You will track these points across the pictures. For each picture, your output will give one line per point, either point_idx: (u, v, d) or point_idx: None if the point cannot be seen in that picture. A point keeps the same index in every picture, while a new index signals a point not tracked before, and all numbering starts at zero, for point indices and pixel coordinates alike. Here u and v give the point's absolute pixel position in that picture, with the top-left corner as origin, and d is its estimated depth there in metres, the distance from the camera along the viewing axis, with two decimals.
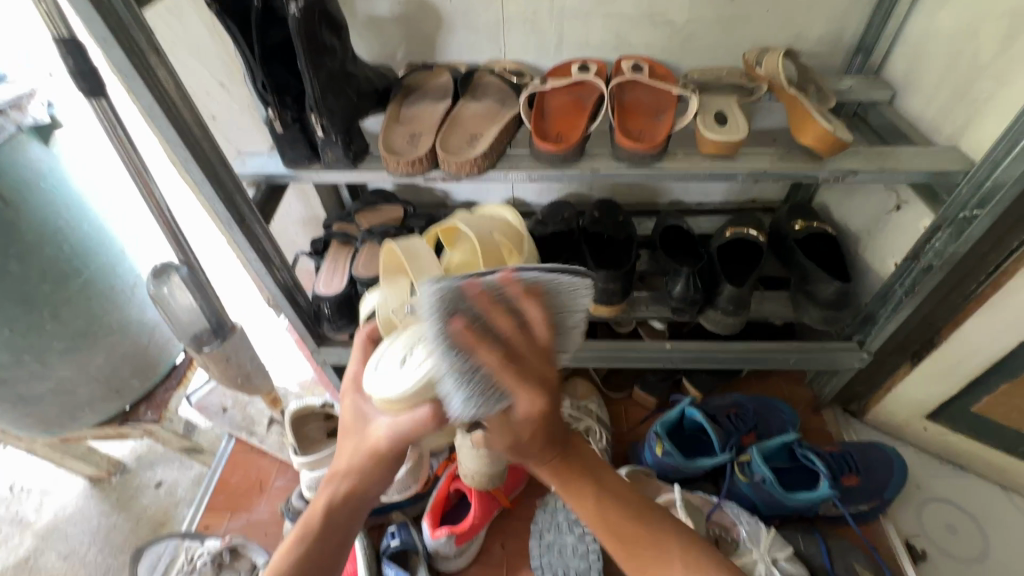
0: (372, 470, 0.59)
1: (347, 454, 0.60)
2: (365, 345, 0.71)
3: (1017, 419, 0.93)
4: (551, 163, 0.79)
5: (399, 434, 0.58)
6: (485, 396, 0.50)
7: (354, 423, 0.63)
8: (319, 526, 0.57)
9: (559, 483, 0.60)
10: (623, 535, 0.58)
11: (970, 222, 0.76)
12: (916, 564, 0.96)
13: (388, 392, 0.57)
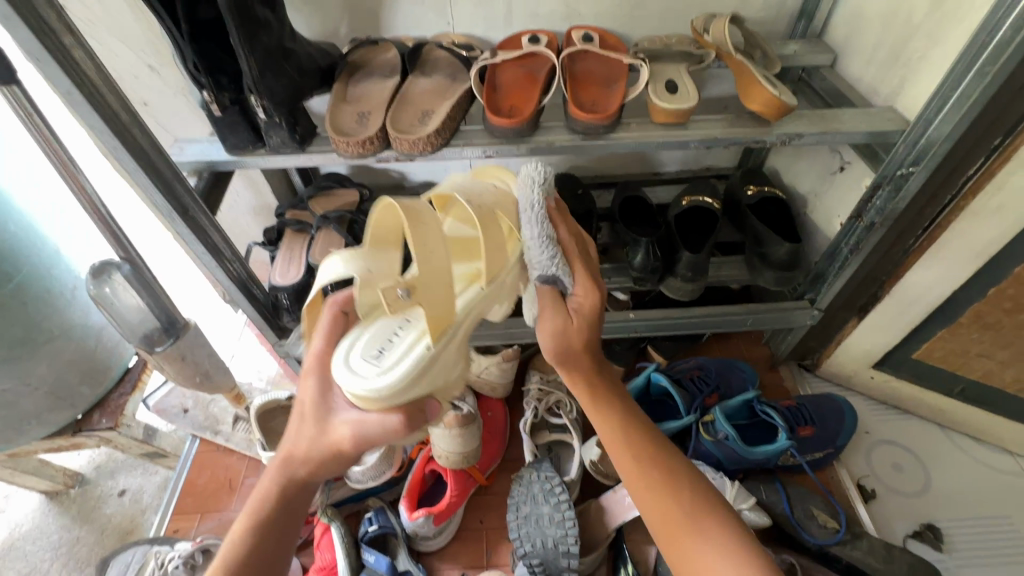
0: (326, 465, 0.60)
1: (302, 443, 0.60)
2: (335, 322, 0.67)
3: (952, 361, 1.01)
4: (506, 138, 0.78)
5: (363, 437, 0.58)
6: (563, 261, 0.65)
7: (315, 412, 0.61)
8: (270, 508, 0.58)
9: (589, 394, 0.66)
10: (642, 459, 0.63)
11: (907, 178, 0.80)
12: (868, 503, 1.03)
13: (366, 389, 0.58)
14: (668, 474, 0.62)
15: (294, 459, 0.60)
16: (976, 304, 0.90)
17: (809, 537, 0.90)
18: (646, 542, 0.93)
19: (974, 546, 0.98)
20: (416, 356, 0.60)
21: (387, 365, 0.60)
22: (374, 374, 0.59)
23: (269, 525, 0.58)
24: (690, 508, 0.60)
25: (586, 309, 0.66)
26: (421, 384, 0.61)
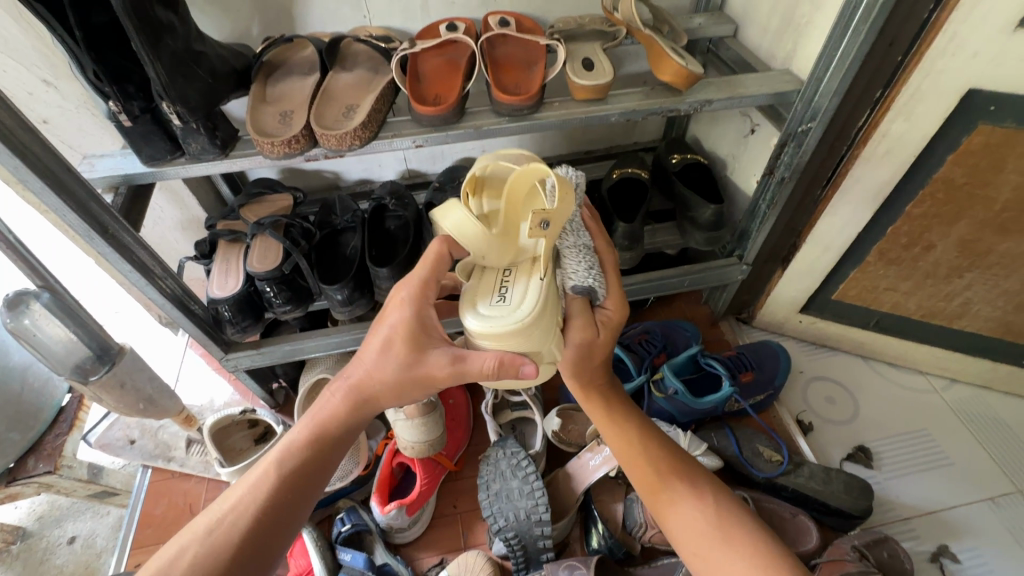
0: (395, 392, 0.63)
1: (378, 371, 0.63)
2: (439, 260, 0.65)
3: (865, 297, 1.12)
4: (434, 127, 0.79)
5: (460, 373, 0.61)
6: (597, 271, 0.69)
7: (408, 342, 0.62)
8: (333, 423, 0.63)
9: (607, 432, 0.73)
10: (659, 472, 0.68)
11: (806, 134, 0.87)
12: (807, 435, 1.12)
13: (504, 326, 0.61)
14: (689, 494, 0.66)
15: (367, 384, 0.63)
16: (879, 243, 1.00)
17: (758, 472, 0.98)
18: (613, 500, 0.98)
19: (901, 459, 1.09)
20: (536, 289, 0.64)
21: (515, 302, 0.64)
22: (506, 312, 0.63)
23: (327, 437, 0.63)
24: (715, 520, 0.63)
25: (612, 322, 0.72)
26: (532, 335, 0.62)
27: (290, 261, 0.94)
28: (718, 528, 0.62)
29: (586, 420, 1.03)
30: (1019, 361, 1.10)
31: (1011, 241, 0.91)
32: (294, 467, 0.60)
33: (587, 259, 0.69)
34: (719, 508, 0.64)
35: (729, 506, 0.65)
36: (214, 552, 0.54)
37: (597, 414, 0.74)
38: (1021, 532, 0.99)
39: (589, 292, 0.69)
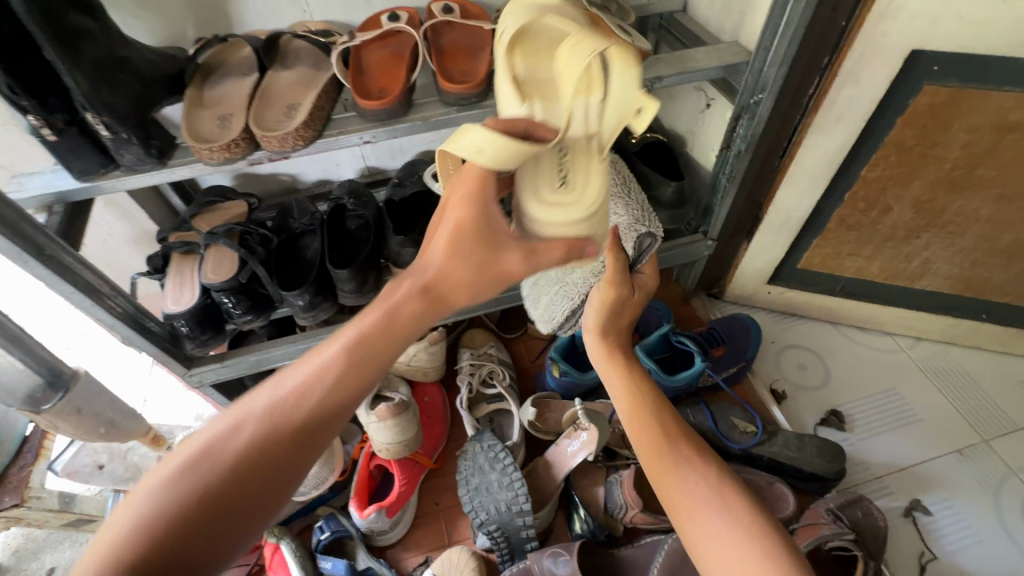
0: (469, 284, 0.58)
1: (455, 264, 0.57)
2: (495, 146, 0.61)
3: (829, 263, 1.13)
4: (381, 121, 0.77)
5: (533, 269, 0.63)
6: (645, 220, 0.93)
7: (484, 232, 0.58)
8: (398, 320, 0.55)
9: (624, 397, 0.80)
10: (668, 439, 0.73)
11: (758, 105, 0.87)
12: (781, 403, 1.14)
13: (569, 213, 0.66)
14: (693, 465, 0.70)
15: (436, 283, 0.57)
16: (838, 209, 1.01)
17: (734, 444, 0.99)
18: (594, 484, 0.98)
19: (872, 420, 1.11)
20: (596, 181, 0.69)
21: (575, 189, 0.68)
22: (571, 200, 0.67)
23: (393, 335, 0.54)
24: (716, 490, 0.67)
25: (646, 285, 0.94)
26: (589, 222, 0.68)
27: (247, 269, 0.91)
28: (718, 498, 0.66)
29: (561, 407, 1.02)
30: (979, 316, 1.13)
31: (963, 197, 0.93)
32: (351, 361, 0.52)
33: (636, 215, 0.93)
34: (719, 480, 0.68)
35: (728, 479, 0.69)
36: (266, 431, 0.48)
37: (610, 377, 0.83)
38: (988, 480, 1.02)
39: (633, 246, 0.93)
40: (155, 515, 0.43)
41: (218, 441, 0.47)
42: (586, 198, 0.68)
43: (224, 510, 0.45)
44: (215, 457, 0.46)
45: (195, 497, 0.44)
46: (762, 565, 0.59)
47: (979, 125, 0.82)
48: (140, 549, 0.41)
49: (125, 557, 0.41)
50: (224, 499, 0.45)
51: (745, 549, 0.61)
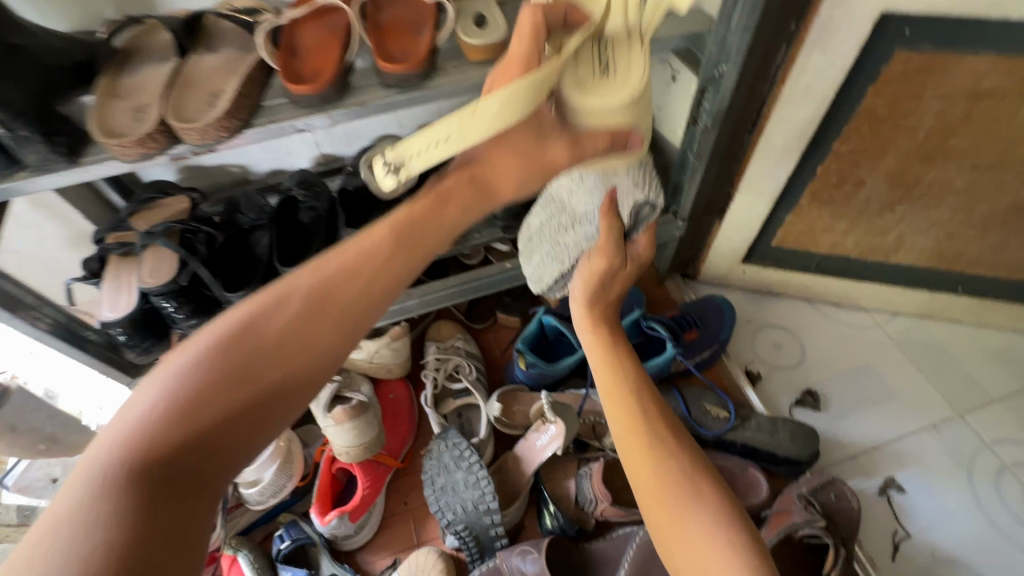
0: (518, 175, 0.66)
1: (507, 151, 0.65)
2: (533, 34, 0.61)
3: (803, 240, 1.10)
4: (313, 108, 0.71)
5: (580, 156, 0.66)
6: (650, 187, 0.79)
7: (536, 122, 0.65)
8: (440, 209, 0.62)
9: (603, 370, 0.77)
10: (644, 419, 0.70)
11: (722, 77, 0.82)
12: (756, 385, 1.12)
13: (613, 107, 0.61)
14: (666, 447, 0.67)
15: (480, 172, 0.66)
16: (810, 184, 0.97)
17: (707, 431, 0.97)
18: (565, 477, 0.96)
19: (848, 398, 1.09)
20: (642, 67, 0.62)
21: (620, 74, 0.62)
22: (618, 86, 0.61)
23: (433, 225, 0.62)
24: (688, 475, 0.65)
25: (640, 258, 0.82)
26: (636, 106, 0.62)
27: (186, 271, 0.86)
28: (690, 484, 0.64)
29: (530, 400, 0.99)
30: (954, 288, 1.11)
31: (937, 168, 0.89)
32: (394, 247, 0.58)
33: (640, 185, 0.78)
34: (691, 465, 0.66)
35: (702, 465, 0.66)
36: (312, 310, 0.52)
37: (594, 352, 0.78)
38: (962, 455, 1.01)
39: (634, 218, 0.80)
40: (180, 391, 0.46)
41: (268, 308, 0.51)
42: (628, 83, 0.61)
43: (260, 382, 0.48)
44: (248, 339, 0.49)
45: (216, 385, 0.47)
46: (729, 560, 0.57)
47: (953, 93, 0.78)
48: (189, 397, 0.45)
49: (176, 399, 0.45)
50: (262, 376, 0.48)
51: (713, 545, 0.59)
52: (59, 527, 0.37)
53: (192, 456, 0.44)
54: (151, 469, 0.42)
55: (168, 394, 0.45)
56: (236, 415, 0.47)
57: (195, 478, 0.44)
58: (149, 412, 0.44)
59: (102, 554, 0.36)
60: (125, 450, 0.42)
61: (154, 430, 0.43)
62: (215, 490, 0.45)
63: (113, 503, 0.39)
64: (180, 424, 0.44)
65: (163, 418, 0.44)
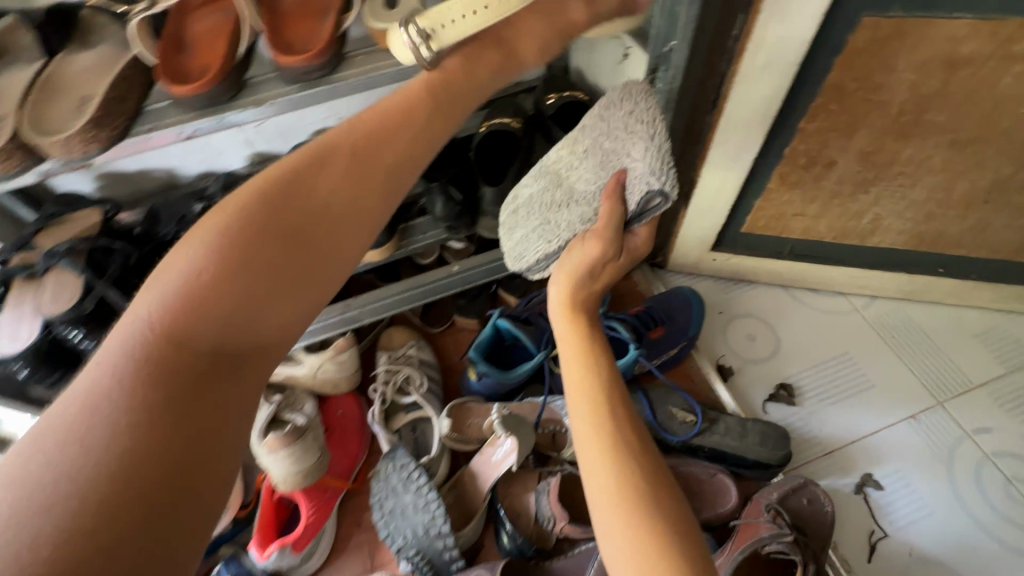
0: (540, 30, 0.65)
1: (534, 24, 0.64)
2: None
3: (774, 225, 1.02)
4: (201, 110, 0.62)
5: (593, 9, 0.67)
6: (668, 178, 0.63)
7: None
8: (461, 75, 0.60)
9: (569, 366, 0.67)
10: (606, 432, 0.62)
11: (672, 53, 0.74)
12: (728, 381, 1.05)
13: None
14: (627, 469, 0.59)
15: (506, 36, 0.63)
16: (777, 167, 0.90)
17: (673, 437, 0.91)
18: (524, 491, 0.90)
19: (823, 390, 1.04)
20: None
21: None
22: None
23: (448, 96, 0.59)
24: (645, 504, 0.57)
25: (636, 252, 0.70)
26: None
27: (92, 295, 0.78)
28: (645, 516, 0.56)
29: (484, 412, 0.93)
30: (934, 269, 1.05)
31: (911, 146, 0.82)
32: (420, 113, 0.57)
33: (652, 171, 0.64)
34: (650, 493, 0.57)
35: (662, 493, 0.58)
36: (344, 178, 0.52)
37: (565, 343, 0.68)
38: (939, 446, 0.97)
39: (646, 210, 0.67)
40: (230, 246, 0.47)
41: (299, 175, 0.51)
42: None
43: (303, 243, 0.50)
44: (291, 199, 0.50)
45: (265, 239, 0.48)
46: None
47: (928, 62, 0.70)
48: (227, 264, 0.46)
49: (226, 264, 0.46)
50: (307, 236, 0.50)
51: None
52: (116, 387, 0.39)
53: (239, 321, 0.45)
54: (201, 333, 0.43)
55: (209, 258, 0.46)
56: (279, 281, 0.48)
57: (244, 343, 0.46)
58: (189, 278, 0.45)
59: (164, 412, 0.39)
60: (170, 313, 0.43)
61: (197, 295, 0.44)
62: (265, 351, 0.48)
63: (169, 365, 0.41)
64: (222, 289, 0.45)
65: (205, 283, 0.45)
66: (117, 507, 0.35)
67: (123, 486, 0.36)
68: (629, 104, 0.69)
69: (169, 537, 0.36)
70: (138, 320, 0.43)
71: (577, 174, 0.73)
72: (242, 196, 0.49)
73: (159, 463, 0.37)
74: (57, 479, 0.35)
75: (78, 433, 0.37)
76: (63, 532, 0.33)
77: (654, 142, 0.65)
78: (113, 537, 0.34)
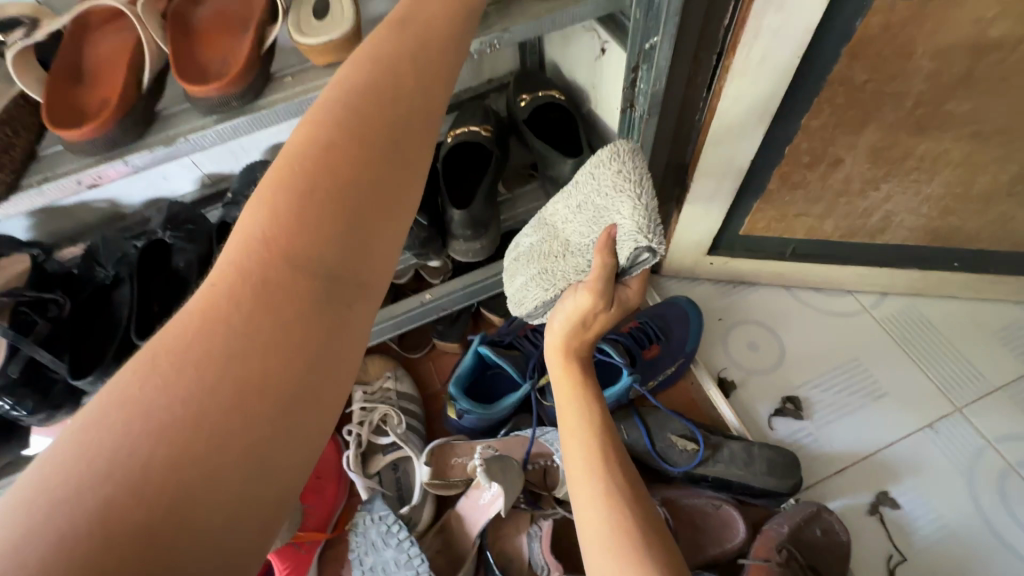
0: None
1: None
2: None
3: (776, 226, 0.93)
4: (103, 156, 0.54)
5: None
6: (654, 233, 0.53)
7: None
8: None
9: (564, 411, 0.60)
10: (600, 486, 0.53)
11: (655, 52, 0.63)
12: (732, 395, 0.98)
13: None
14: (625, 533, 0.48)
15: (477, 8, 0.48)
16: (779, 167, 0.80)
17: (673, 466, 0.85)
18: (516, 534, 0.83)
19: (833, 399, 0.97)
20: None
21: None
22: None
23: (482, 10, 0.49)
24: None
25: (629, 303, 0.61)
26: None
27: (18, 358, 0.71)
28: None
29: (469, 451, 0.87)
30: (949, 264, 0.97)
31: (929, 138, 0.73)
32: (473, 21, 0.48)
33: (637, 228, 0.53)
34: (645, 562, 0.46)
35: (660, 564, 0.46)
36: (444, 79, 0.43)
37: (559, 389, 0.62)
38: (958, 456, 0.91)
39: (638, 264, 0.57)
40: (316, 160, 0.36)
41: (393, 63, 0.41)
42: None
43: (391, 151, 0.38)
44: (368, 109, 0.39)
45: (353, 150, 0.37)
46: None
47: (950, 47, 0.61)
48: (315, 184, 0.35)
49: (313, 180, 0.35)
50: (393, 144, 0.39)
51: None
52: (221, 310, 0.31)
53: (348, 250, 0.35)
54: (320, 249, 0.34)
55: (312, 160, 0.36)
56: (393, 191, 0.38)
57: (363, 271, 0.35)
58: (297, 185, 0.35)
59: (272, 347, 0.31)
60: (275, 230, 0.34)
61: (304, 209, 0.34)
62: (385, 280, 0.37)
63: (275, 292, 0.32)
64: (329, 204, 0.35)
65: (314, 194, 0.35)
66: (213, 457, 0.28)
67: (223, 428, 0.28)
68: (617, 161, 0.58)
69: (261, 508, 0.29)
70: (243, 232, 0.33)
71: (572, 227, 0.66)
72: (336, 95, 0.39)
73: (254, 419, 0.30)
74: (129, 427, 0.27)
75: (171, 364, 0.29)
76: (146, 488, 0.26)
77: (642, 199, 0.55)
78: (208, 495, 0.27)
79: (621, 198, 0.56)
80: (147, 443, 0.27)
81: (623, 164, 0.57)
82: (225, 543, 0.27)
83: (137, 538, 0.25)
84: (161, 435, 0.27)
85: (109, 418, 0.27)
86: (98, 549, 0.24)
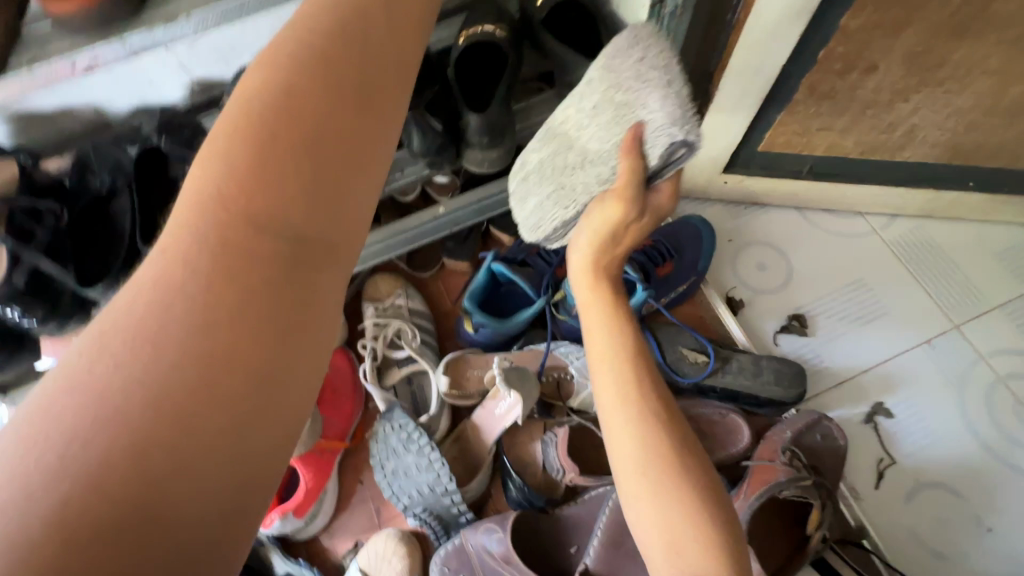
0: None
1: None
2: None
3: (797, 142, 0.91)
4: None
5: None
6: (692, 122, 0.50)
7: None
8: None
9: (593, 334, 0.58)
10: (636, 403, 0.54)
11: None
12: (739, 313, 1.00)
13: None
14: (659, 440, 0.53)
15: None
16: (809, 75, 0.77)
17: (683, 377, 0.88)
18: (531, 441, 0.87)
19: (835, 318, 0.99)
20: None
21: None
22: None
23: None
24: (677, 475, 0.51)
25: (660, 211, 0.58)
26: None
27: (22, 268, 0.68)
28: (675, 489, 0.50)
29: (483, 363, 0.88)
30: (964, 183, 0.97)
31: (968, 43, 0.70)
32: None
33: (671, 119, 0.51)
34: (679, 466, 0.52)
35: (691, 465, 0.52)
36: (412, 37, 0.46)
37: (590, 309, 0.58)
38: (953, 370, 0.94)
39: (668, 163, 0.54)
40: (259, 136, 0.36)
41: (348, 20, 0.42)
42: None
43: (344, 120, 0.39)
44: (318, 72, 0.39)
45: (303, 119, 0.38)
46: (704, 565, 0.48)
47: None
48: (261, 161, 0.36)
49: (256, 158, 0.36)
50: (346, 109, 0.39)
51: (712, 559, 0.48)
52: (174, 290, 0.32)
53: (309, 222, 0.37)
54: (280, 220, 0.36)
55: (261, 124, 0.37)
56: (348, 158, 0.39)
57: (332, 228, 0.38)
58: (248, 153, 0.36)
59: (238, 317, 0.33)
60: (230, 197, 0.35)
61: (261, 169, 0.36)
62: (356, 238, 0.40)
63: (234, 267, 0.34)
64: (282, 180, 0.36)
65: (268, 160, 0.36)
66: (197, 430, 0.30)
67: (197, 402, 0.30)
68: (638, 56, 0.55)
69: (257, 456, 0.32)
70: (198, 196, 0.35)
71: (588, 133, 0.58)
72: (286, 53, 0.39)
73: (225, 387, 0.31)
74: (89, 412, 0.29)
75: (130, 346, 0.31)
76: (116, 472, 0.28)
77: (674, 89, 0.52)
78: (190, 476, 0.29)
79: (650, 91, 0.53)
80: (136, 410, 0.29)
81: (645, 59, 0.55)
82: (216, 493, 0.30)
83: (122, 502, 0.27)
84: (147, 403, 0.29)
85: (63, 406, 0.29)
86: (99, 510, 0.27)
